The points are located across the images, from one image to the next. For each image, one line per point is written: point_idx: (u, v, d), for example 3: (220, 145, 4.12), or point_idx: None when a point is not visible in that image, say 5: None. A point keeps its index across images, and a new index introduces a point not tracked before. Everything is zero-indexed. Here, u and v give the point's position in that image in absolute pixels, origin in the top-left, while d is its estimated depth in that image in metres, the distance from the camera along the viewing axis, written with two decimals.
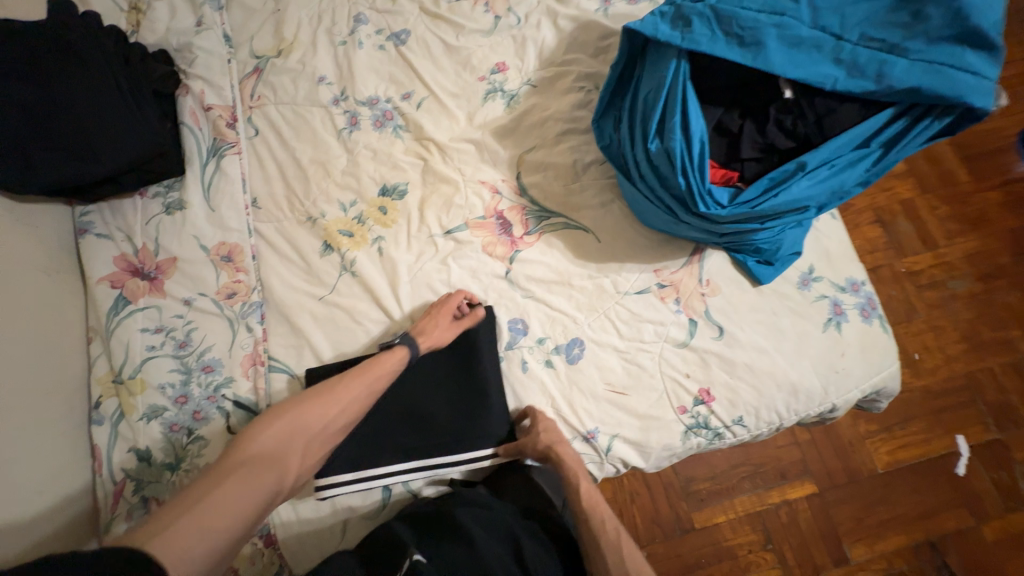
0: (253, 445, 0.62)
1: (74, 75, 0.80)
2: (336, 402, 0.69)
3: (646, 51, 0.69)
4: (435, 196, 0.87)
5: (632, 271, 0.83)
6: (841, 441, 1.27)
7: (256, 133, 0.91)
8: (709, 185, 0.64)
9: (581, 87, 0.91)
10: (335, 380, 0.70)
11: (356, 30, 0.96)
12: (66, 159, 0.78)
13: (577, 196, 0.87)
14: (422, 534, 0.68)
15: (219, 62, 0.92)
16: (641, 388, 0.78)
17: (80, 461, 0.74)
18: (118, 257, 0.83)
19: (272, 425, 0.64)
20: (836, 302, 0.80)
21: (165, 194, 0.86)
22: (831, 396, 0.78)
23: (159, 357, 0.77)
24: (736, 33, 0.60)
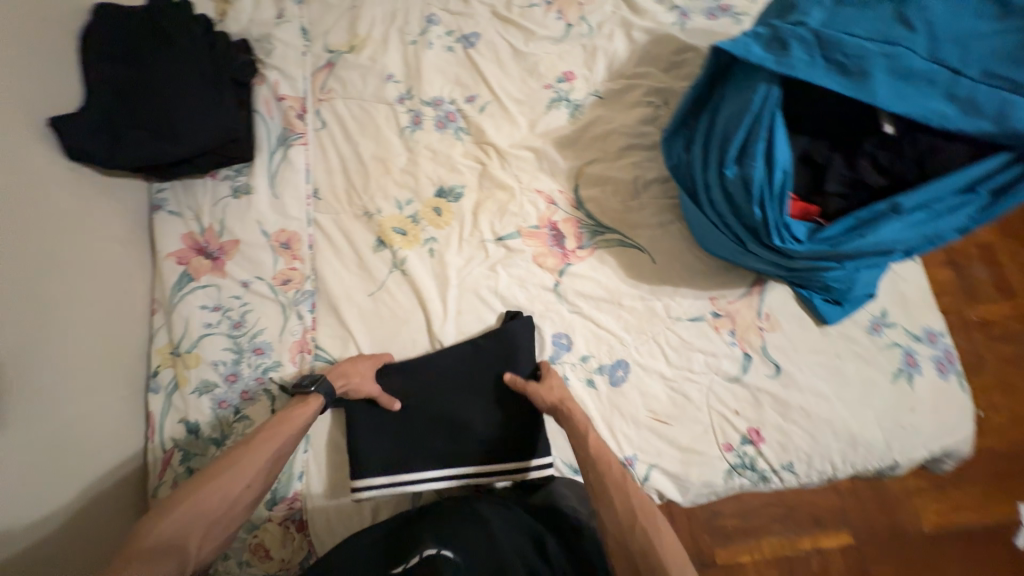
0: (159, 527, 0.55)
1: (165, 60, 0.85)
2: (251, 461, 0.62)
3: (731, 70, 0.65)
4: (490, 201, 0.87)
5: (686, 297, 0.80)
6: (887, 495, 1.18)
7: (322, 125, 0.93)
8: (787, 218, 0.62)
9: (649, 102, 0.88)
10: (247, 440, 0.64)
11: (427, 30, 0.97)
12: (148, 138, 0.81)
13: (635, 214, 0.84)
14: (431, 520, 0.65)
15: (295, 54, 0.95)
16: (685, 419, 0.75)
17: (134, 426, 0.78)
18: (185, 234, 0.86)
19: (180, 501, 0.57)
20: (909, 352, 0.74)
21: (233, 177, 0.89)
22: (895, 453, 0.72)
23: (215, 334, 0.80)
24: (838, 61, 0.56)
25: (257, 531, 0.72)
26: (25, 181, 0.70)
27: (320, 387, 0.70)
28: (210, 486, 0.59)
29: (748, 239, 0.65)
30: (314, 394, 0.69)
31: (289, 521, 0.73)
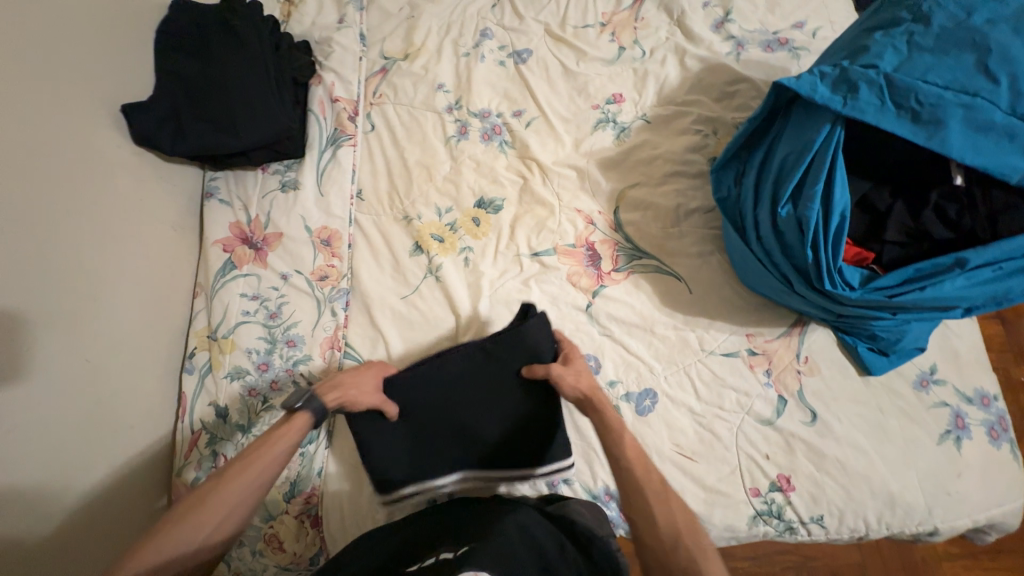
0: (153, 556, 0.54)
1: (231, 56, 0.88)
2: (239, 481, 0.59)
3: (792, 107, 0.64)
4: (528, 216, 0.87)
5: (722, 331, 0.78)
6: (913, 557, 1.12)
7: (372, 128, 0.95)
8: (840, 263, 0.60)
9: (698, 130, 0.87)
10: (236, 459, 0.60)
11: (481, 43, 0.99)
12: (209, 130, 0.85)
13: (675, 242, 0.83)
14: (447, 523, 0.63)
15: (352, 59, 0.98)
16: (712, 457, 0.72)
17: (166, 405, 0.80)
18: (232, 223, 0.89)
19: (172, 529, 0.56)
20: (958, 413, 0.70)
21: (283, 172, 0.92)
22: (936, 519, 0.68)
23: (251, 323, 0.82)
24: (911, 108, 0.54)
25: (272, 522, 0.72)
26: (91, 163, 0.74)
27: (309, 402, 0.66)
28: (194, 512, 0.57)
29: (796, 280, 0.63)
30: (301, 411, 0.65)
31: (304, 515, 0.73)
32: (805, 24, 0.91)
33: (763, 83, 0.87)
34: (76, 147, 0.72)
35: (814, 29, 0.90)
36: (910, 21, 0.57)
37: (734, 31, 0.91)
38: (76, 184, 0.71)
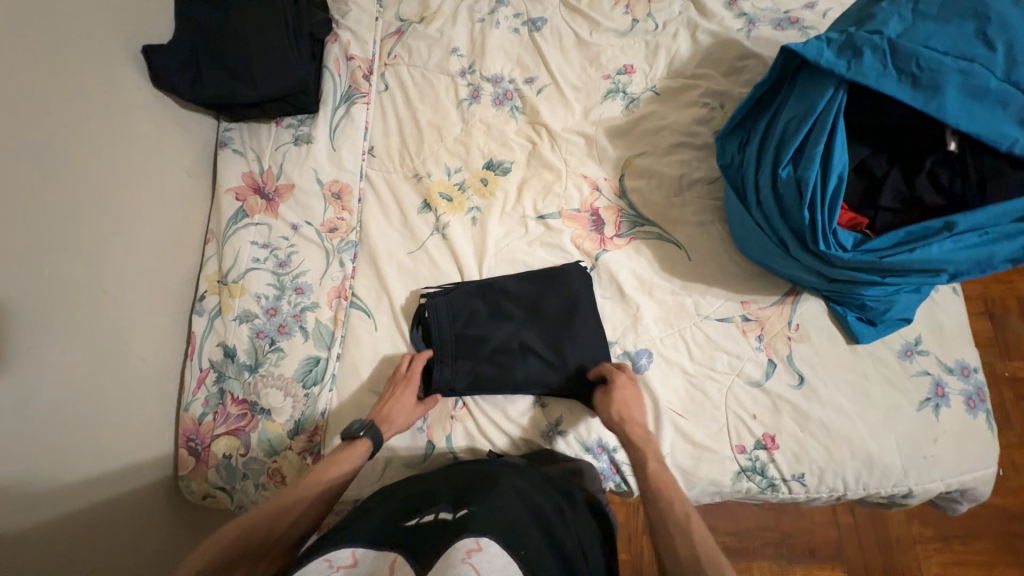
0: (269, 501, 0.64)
1: (251, 8, 0.89)
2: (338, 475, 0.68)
3: (798, 75, 0.67)
4: (536, 180, 0.89)
5: (717, 297, 0.80)
6: (888, 536, 1.16)
7: (385, 88, 0.97)
8: (834, 226, 0.63)
9: (706, 103, 0.89)
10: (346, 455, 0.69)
11: (496, 10, 1.00)
12: (228, 79, 0.87)
13: (677, 211, 0.85)
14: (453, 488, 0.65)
15: (368, 19, 0.99)
16: (701, 415, 0.75)
17: (176, 344, 0.83)
18: (245, 173, 0.91)
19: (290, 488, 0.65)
20: (938, 382, 0.74)
21: (297, 126, 0.93)
22: (910, 481, 0.72)
23: (260, 269, 0.84)
24: (911, 73, 0.57)
25: (277, 457, 0.76)
26: (109, 99, 0.76)
27: (370, 433, 0.70)
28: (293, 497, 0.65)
29: (792, 243, 0.66)
30: (363, 438, 0.70)
31: (308, 453, 0.76)
32: (816, 4, 0.92)
33: (771, 60, 0.89)
34: (95, 82, 0.74)
35: (824, 10, 0.91)
36: None
37: (746, 8, 0.93)
38: (94, 117, 0.73)
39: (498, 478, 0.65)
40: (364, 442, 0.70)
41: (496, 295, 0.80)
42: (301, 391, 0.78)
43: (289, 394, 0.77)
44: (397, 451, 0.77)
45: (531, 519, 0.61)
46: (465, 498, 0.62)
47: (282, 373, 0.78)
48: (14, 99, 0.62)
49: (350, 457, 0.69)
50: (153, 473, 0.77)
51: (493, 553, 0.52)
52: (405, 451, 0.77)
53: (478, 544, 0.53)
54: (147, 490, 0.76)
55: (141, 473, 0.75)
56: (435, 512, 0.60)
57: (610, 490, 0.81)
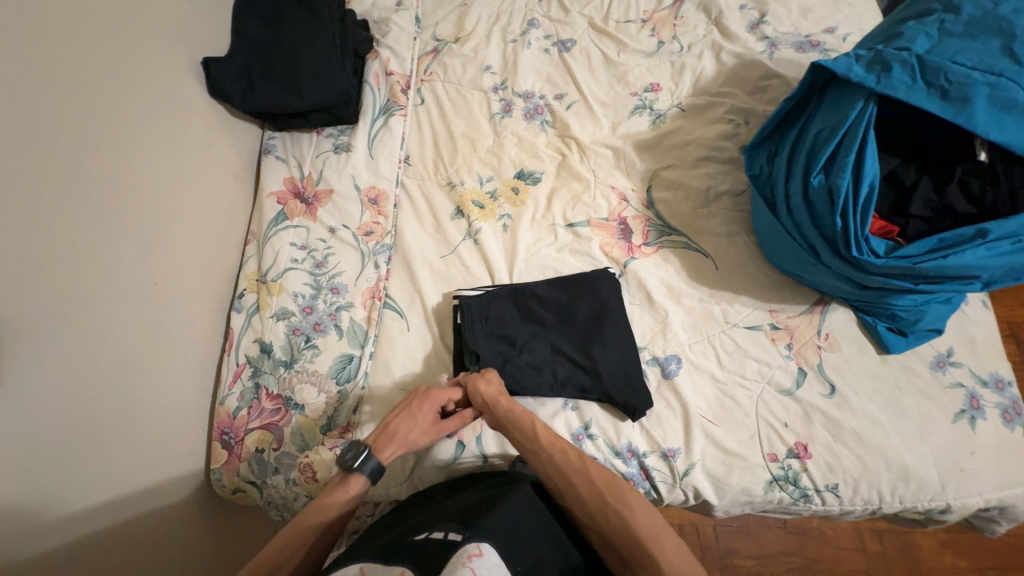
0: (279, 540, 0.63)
1: (302, 27, 0.96)
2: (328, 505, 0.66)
3: (826, 90, 0.70)
4: (565, 190, 0.92)
5: (745, 305, 0.81)
6: (919, 565, 1.12)
7: (421, 102, 1.02)
8: (867, 233, 0.65)
9: (730, 120, 0.92)
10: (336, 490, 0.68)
11: (528, 32, 1.05)
12: (277, 90, 0.93)
13: (704, 221, 0.87)
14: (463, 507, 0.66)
15: (407, 38, 1.04)
16: (732, 423, 0.75)
17: (214, 339, 0.85)
18: (287, 178, 0.95)
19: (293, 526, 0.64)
20: (973, 394, 0.73)
21: (337, 136, 0.97)
22: (948, 495, 0.70)
23: (298, 269, 0.87)
24: (940, 86, 0.59)
25: (309, 452, 0.77)
26: (170, 104, 0.81)
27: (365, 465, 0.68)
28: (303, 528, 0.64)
29: (823, 249, 0.68)
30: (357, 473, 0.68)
31: (338, 449, 0.76)
32: (836, 29, 0.96)
33: (794, 80, 0.93)
34: (159, 89, 0.80)
35: (844, 34, 0.96)
36: (941, 12, 0.63)
37: (768, 32, 0.97)
38: (155, 120, 0.78)
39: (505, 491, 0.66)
40: (357, 475, 0.68)
41: (525, 300, 0.82)
42: (334, 388, 0.79)
43: (322, 390, 0.79)
44: (426, 454, 0.78)
45: (543, 537, 0.63)
46: (471, 514, 0.63)
47: (317, 370, 0.80)
48: (89, 100, 0.67)
49: (346, 490, 0.68)
50: (186, 465, 0.78)
51: (492, 561, 0.55)
52: (434, 454, 0.77)
53: (479, 549, 0.56)
54: (181, 481, 0.77)
55: (175, 464, 0.76)
56: (443, 530, 0.61)
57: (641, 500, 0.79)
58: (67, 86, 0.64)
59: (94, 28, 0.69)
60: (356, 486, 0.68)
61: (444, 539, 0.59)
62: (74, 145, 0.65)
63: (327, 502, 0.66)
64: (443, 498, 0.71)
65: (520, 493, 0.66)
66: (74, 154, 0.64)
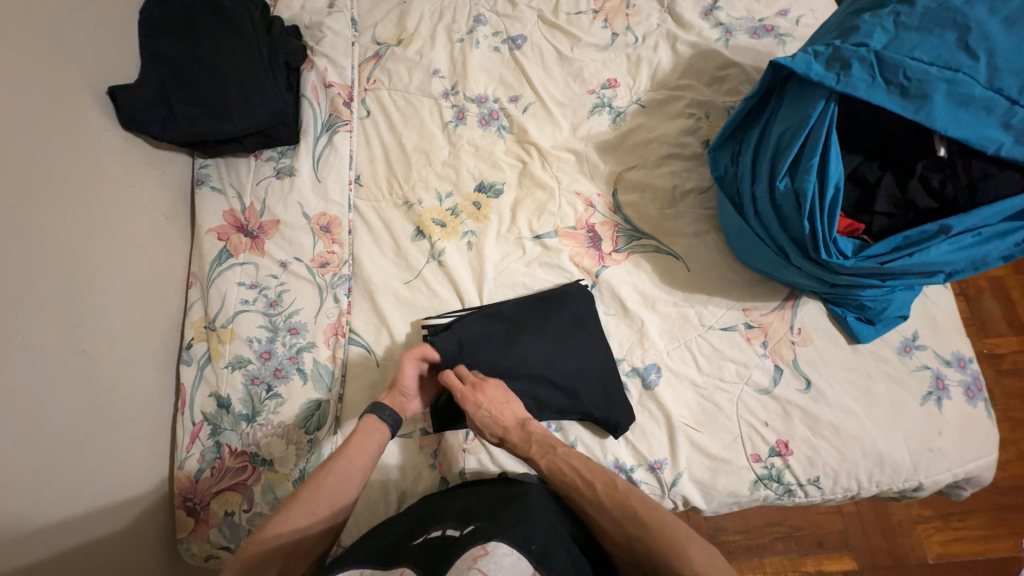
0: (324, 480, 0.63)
1: (223, 41, 0.86)
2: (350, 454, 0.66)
3: (786, 87, 0.69)
4: (529, 200, 0.87)
5: (719, 306, 0.80)
6: (889, 520, 1.17)
7: (367, 114, 0.94)
8: (834, 234, 0.65)
9: (691, 114, 0.89)
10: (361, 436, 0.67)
11: (475, 29, 0.99)
12: (202, 115, 0.84)
13: (673, 222, 0.85)
14: (463, 512, 0.63)
15: (344, 44, 0.96)
16: (714, 427, 0.75)
17: (164, 398, 0.78)
18: (226, 211, 0.86)
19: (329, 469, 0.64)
20: (938, 375, 0.75)
21: (277, 158, 0.89)
22: (920, 474, 0.73)
23: (250, 311, 0.80)
24: (900, 84, 0.58)
25: None
26: (76, 146, 0.71)
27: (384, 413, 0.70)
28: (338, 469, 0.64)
29: (792, 251, 0.68)
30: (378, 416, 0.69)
31: None
32: (789, 12, 0.94)
33: (751, 69, 0.90)
34: (61, 128, 0.69)
35: (797, 17, 0.94)
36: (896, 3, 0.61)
37: (722, 18, 0.94)
38: (60, 165, 0.68)
39: (509, 495, 0.64)
40: (373, 416, 0.69)
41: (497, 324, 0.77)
42: (303, 437, 0.74)
43: (291, 441, 0.74)
44: (403, 490, 0.74)
45: (546, 526, 0.60)
46: (474, 515, 0.61)
47: (283, 420, 0.75)
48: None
49: (364, 437, 0.67)
50: (146, 541, 0.71)
51: (501, 553, 0.54)
52: (411, 488, 0.74)
53: (486, 548, 0.54)
54: (145, 558, 0.71)
55: (135, 543, 0.70)
56: (443, 529, 0.60)
57: (681, 509, 0.76)
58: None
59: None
60: (375, 429, 0.68)
61: (446, 538, 0.58)
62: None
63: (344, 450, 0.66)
64: (440, 499, 0.68)
65: (530, 495, 0.64)
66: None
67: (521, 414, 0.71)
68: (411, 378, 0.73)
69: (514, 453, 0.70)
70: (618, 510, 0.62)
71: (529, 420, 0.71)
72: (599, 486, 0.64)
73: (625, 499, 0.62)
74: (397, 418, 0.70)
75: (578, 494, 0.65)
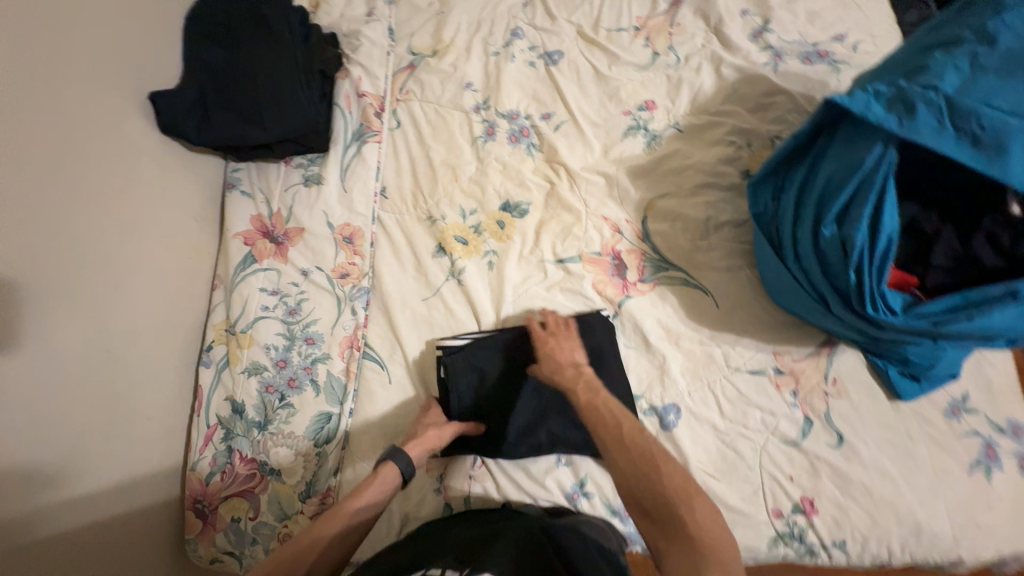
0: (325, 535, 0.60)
1: (263, 50, 0.87)
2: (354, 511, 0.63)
3: (840, 125, 0.64)
4: (554, 221, 0.85)
5: (748, 347, 0.76)
6: None
7: (397, 125, 0.94)
8: (883, 288, 0.60)
9: (732, 142, 0.85)
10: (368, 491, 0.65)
11: (511, 43, 0.97)
12: (237, 122, 0.85)
13: (703, 255, 0.81)
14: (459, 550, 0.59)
15: (380, 53, 0.96)
16: (734, 476, 0.71)
17: (181, 398, 0.79)
18: (254, 216, 0.88)
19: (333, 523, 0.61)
20: (988, 443, 0.69)
21: (306, 166, 0.90)
22: (962, 549, 0.67)
23: (270, 318, 0.81)
24: (972, 132, 0.53)
25: (288, 520, 0.73)
26: (115, 149, 0.73)
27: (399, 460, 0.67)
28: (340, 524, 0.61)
29: (834, 301, 0.63)
30: (393, 463, 0.67)
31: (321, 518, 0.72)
32: (845, 37, 0.89)
33: (800, 97, 0.85)
34: (102, 132, 0.71)
35: (854, 43, 0.88)
36: (974, 43, 0.56)
37: (772, 42, 0.90)
38: (99, 168, 0.70)
39: (502, 532, 0.61)
40: (390, 464, 0.67)
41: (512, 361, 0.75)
42: (312, 450, 0.75)
43: (300, 453, 0.74)
44: (406, 513, 0.73)
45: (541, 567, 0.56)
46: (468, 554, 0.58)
47: (294, 431, 0.75)
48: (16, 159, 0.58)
49: (375, 488, 0.65)
50: (154, 539, 0.73)
51: None
52: (416, 511, 0.73)
53: None
54: (153, 557, 0.72)
55: (145, 541, 0.71)
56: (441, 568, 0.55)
57: None
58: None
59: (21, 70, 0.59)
60: (388, 481, 0.66)
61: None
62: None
63: (353, 501, 0.64)
64: (438, 532, 0.65)
65: (523, 533, 0.61)
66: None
67: (578, 360, 0.71)
68: (434, 432, 0.70)
69: (560, 388, 0.68)
70: (638, 454, 0.56)
71: (585, 367, 0.70)
72: (625, 426, 0.60)
73: (654, 447, 0.57)
74: (412, 467, 0.68)
75: (601, 428, 0.60)
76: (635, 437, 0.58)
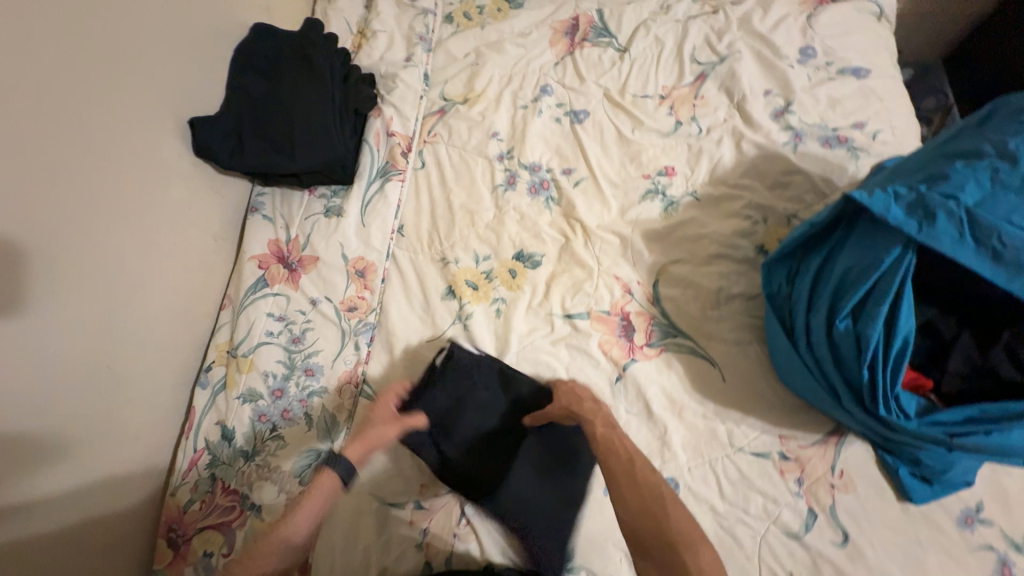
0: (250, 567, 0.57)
1: (303, 86, 0.92)
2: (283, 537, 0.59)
3: (858, 219, 0.65)
4: (565, 275, 0.85)
5: (753, 427, 0.74)
6: None
7: (422, 165, 0.97)
8: (897, 390, 0.60)
9: (748, 216, 0.86)
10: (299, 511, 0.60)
11: (540, 98, 1.00)
12: (269, 151, 0.88)
13: (713, 325, 0.80)
14: None
15: (413, 96, 1.00)
16: (731, 565, 0.67)
17: (171, 418, 0.78)
18: (271, 240, 0.89)
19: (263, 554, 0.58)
20: (1005, 561, 0.65)
21: (329, 197, 0.92)
22: None
23: (273, 344, 0.81)
24: (993, 246, 0.54)
25: None
26: (147, 168, 0.75)
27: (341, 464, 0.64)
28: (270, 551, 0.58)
29: (845, 396, 0.63)
30: (333, 471, 0.63)
31: None
32: (865, 125, 0.91)
33: (819, 179, 0.86)
34: (137, 151, 0.74)
35: (874, 132, 0.90)
36: (994, 157, 0.57)
37: (793, 122, 0.92)
38: (128, 185, 0.72)
39: None
40: (328, 473, 0.62)
41: (491, 403, 0.77)
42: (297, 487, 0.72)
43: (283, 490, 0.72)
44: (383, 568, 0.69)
45: None
46: None
47: (280, 465, 0.73)
48: (35, 169, 0.60)
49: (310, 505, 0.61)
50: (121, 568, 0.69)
51: None
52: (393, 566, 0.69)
53: None
54: None
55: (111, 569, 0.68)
56: None
57: None
58: (9, 155, 0.57)
59: (53, 82, 0.62)
60: (326, 491, 0.62)
61: None
62: (13, 221, 0.57)
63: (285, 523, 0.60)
64: None
65: None
66: (10, 230, 0.56)
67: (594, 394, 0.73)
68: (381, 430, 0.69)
69: (577, 416, 0.70)
70: (652, 497, 0.58)
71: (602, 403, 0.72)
72: (637, 462, 0.62)
73: (661, 486, 0.60)
74: (351, 469, 0.64)
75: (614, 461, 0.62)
76: (646, 476, 0.61)
